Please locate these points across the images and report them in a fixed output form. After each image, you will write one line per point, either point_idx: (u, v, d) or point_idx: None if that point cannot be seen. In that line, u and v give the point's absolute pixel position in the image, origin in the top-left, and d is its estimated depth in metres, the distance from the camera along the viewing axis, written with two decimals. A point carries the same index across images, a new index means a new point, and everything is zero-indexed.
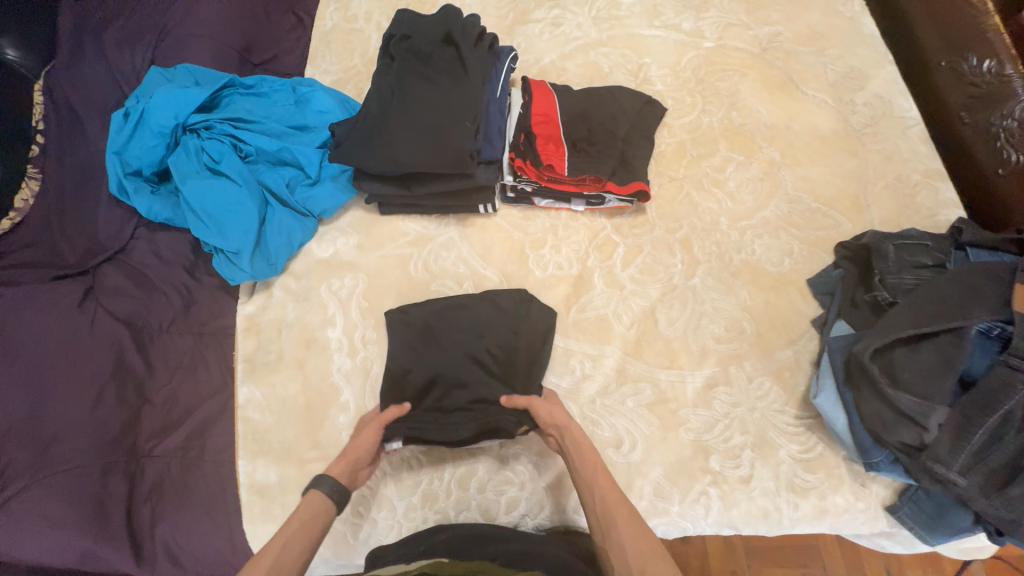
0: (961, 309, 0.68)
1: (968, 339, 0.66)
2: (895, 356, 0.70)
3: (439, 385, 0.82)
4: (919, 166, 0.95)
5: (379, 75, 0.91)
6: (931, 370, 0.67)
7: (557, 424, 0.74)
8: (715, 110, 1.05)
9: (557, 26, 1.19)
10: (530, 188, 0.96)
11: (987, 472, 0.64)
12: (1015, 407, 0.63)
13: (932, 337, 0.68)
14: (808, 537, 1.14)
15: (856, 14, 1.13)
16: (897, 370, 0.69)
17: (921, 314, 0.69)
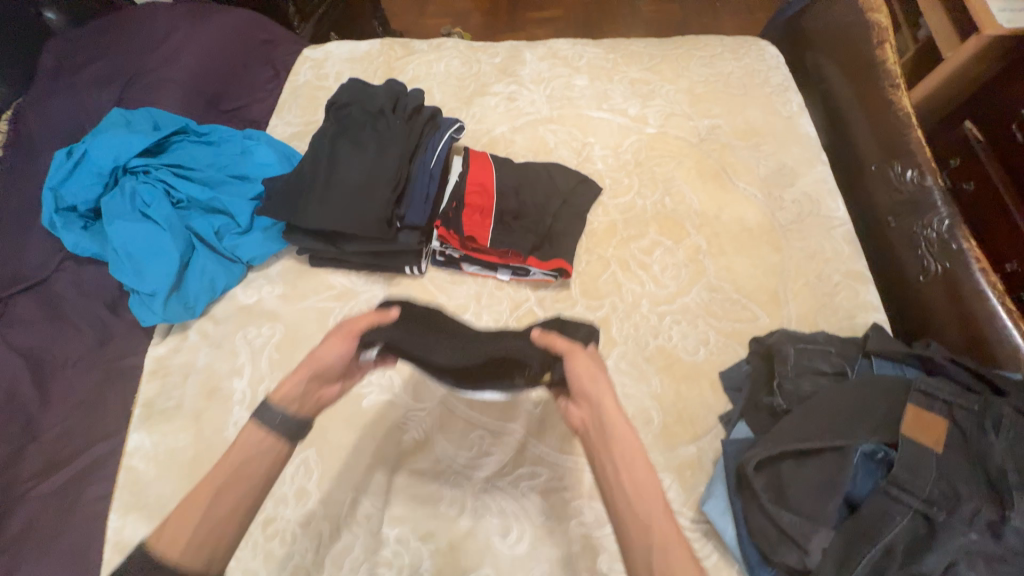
0: (845, 425, 0.66)
1: (853, 459, 0.64)
2: (782, 469, 0.67)
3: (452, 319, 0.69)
4: (840, 267, 0.96)
5: (318, 138, 0.95)
6: (816, 488, 0.64)
7: (590, 392, 0.57)
8: (649, 193, 1.08)
9: (512, 100, 1.26)
10: (457, 254, 0.99)
11: None
12: (896, 539, 0.60)
13: (819, 453, 0.66)
14: None
15: (794, 114, 1.18)
16: (782, 485, 0.66)
17: (808, 427, 0.68)
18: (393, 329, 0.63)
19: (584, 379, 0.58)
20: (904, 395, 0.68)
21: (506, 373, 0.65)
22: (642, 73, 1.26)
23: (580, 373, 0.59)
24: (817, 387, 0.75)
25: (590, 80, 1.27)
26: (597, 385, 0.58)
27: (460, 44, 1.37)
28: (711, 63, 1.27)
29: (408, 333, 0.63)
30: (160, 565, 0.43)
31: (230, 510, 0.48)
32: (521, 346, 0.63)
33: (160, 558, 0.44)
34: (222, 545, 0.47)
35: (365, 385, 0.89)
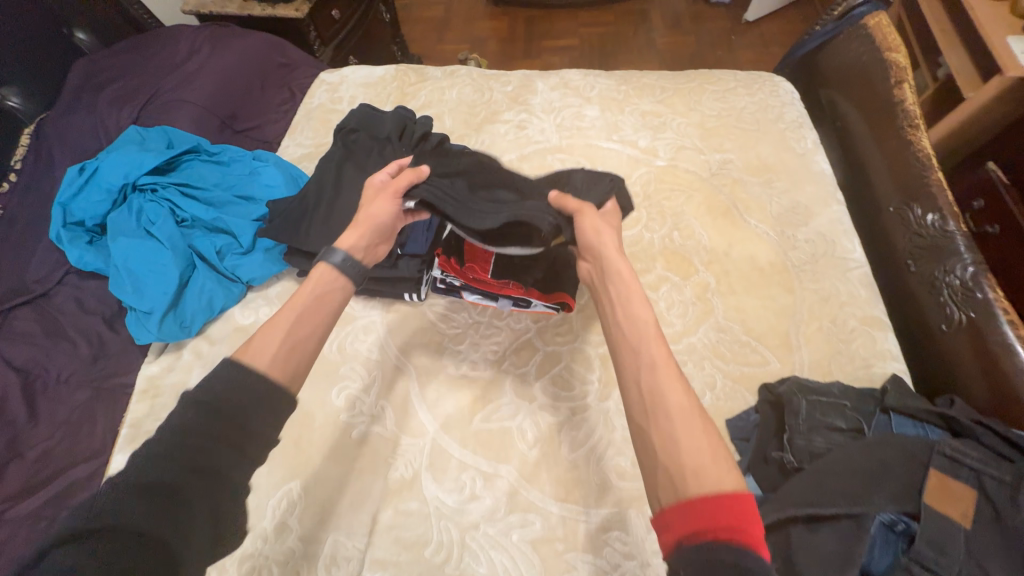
0: (863, 490, 0.61)
1: (867, 531, 0.59)
2: (793, 535, 0.62)
3: (485, 185, 0.84)
4: (857, 311, 0.91)
5: (324, 162, 0.96)
6: (831, 561, 0.58)
7: (593, 251, 0.68)
8: (657, 227, 1.05)
9: (522, 128, 1.26)
10: (458, 282, 0.96)
11: None
12: None
13: (832, 520, 0.61)
14: None
15: (808, 151, 1.15)
16: (793, 553, 0.61)
17: (821, 490, 0.63)
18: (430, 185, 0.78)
19: (586, 239, 0.70)
20: (927, 459, 0.63)
21: (524, 237, 0.81)
22: (653, 105, 1.26)
23: (586, 234, 0.71)
24: (831, 444, 0.70)
25: (601, 110, 1.27)
26: (599, 233, 0.70)
27: (473, 72, 1.39)
28: (724, 97, 1.26)
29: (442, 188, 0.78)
30: (249, 373, 0.50)
31: (310, 332, 0.57)
32: (539, 211, 0.77)
33: (248, 367, 0.51)
34: (299, 366, 0.54)
35: (357, 415, 0.87)
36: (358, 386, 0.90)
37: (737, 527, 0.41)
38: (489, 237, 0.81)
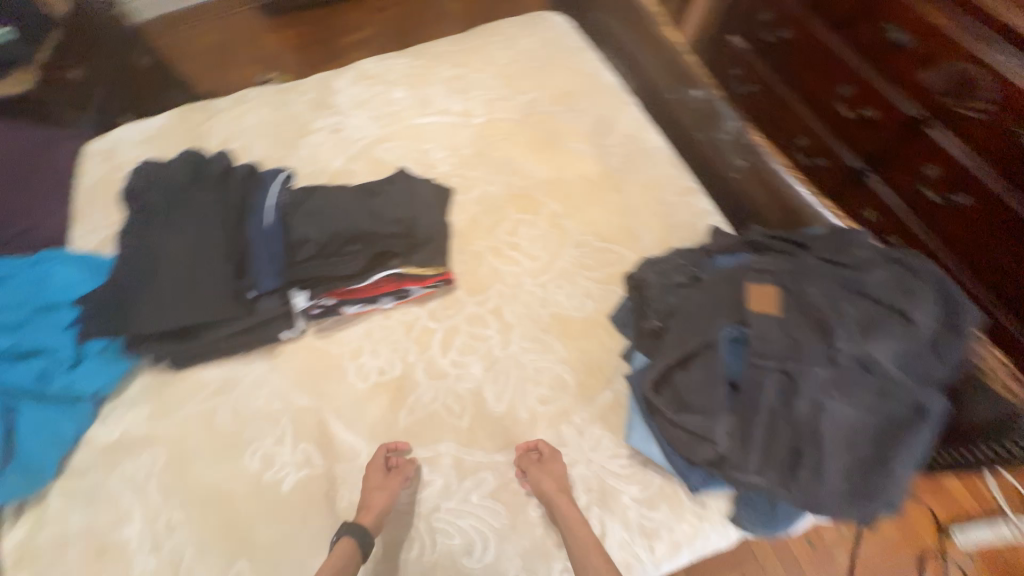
0: (706, 323, 0.74)
1: (720, 350, 0.71)
2: (675, 381, 0.73)
3: (333, 231, 0.92)
4: (673, 187, 1.08)
5: (128, 236, 0.86)
6: (702, 385, 0.71)
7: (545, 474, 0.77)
8: (496, 179, 1.12)
9: (338, 131, 1.23)
10: (332, 300, 0.93)
11: (779, 465, 0.67)
12: (772, 400, 0.67)
13: (697, 355, 0.73)
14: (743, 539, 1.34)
15: (596, 69, 1.30)
16: (679, 394, 0.72)
17: (681, 337, 0.76)
18: (295, 270, 0.90)
19: (546, 482, 0.76)
20: (741, 277, 0.78)
21: (386, 262, 0.95)
22: (453, 70, 1.31)
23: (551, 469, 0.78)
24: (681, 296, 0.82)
25: (408, 89, 1.28)
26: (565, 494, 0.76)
27: (264, 91, 1.31)
28: (512, 44, 1.35)
29: (310, 264, 0.91)
30: None
31: None
32: (390, 243, 0.95)
33: None
34: None
35: (281, 470, 0.83)
36: (272, 443, 0.85)
37: None
38: (361, 277, 0.93)
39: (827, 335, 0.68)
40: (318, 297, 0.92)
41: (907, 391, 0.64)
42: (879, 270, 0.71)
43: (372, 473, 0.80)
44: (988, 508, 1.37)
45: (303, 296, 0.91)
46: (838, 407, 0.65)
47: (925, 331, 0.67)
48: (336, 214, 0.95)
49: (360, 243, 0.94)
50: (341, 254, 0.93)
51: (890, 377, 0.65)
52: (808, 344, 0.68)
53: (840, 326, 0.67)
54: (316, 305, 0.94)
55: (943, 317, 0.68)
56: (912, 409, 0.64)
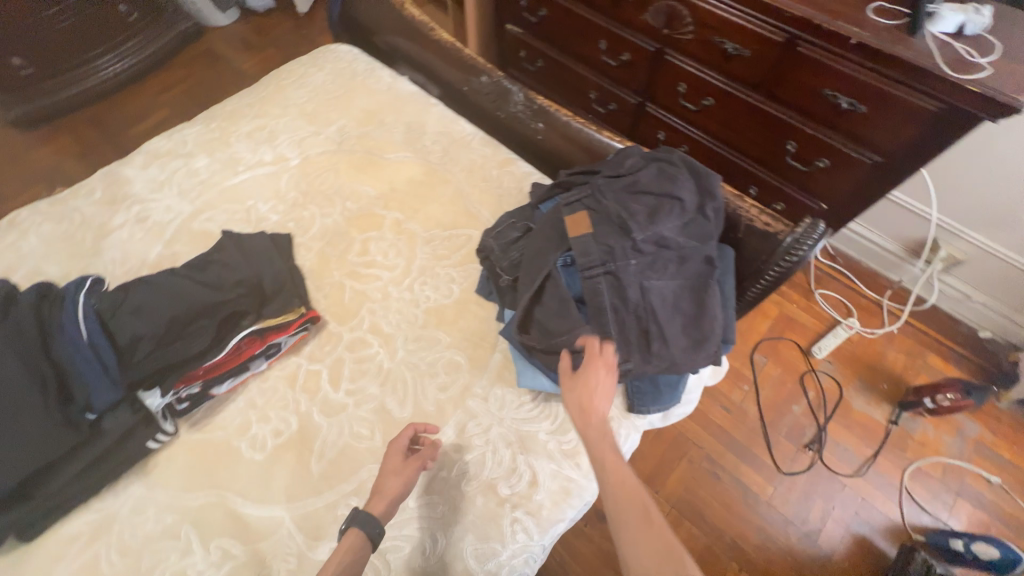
0: (541, 260, 0.86)
1: (557, 277, 0.84)
2: (536, 317, 0.84)
3: (164, 315, 0.86)
4: (493, 163, 1.19)
5: None
6: (555, 310, 0.82)
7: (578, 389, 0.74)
8: (331, 210, 1.13)
9: (144, 219, 1.13)
10: (196, 386, 0.87)
11: (635, 345, 0.79)
12: (608, 299, 0.80)
13: (543, 289, 0.85)
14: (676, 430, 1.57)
15: (391, 83, 1.37)
16: (542, 326, 0.83)
17: (527, 280, 0.86)
18: (136, 371, 0.83)
19: (583, 396, 0.73)
20: (556, 214, 0.91)
21: (240, 324, 0.92)
22: (252, 123, 1.28)
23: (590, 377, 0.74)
24: (520, 248, 0.93)
25: (210, 155, 1.23)
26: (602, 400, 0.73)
27: (37, 206, 1.15)
28: (304, 82, 1.37)
29: (151, 359, 0.84)
30: None
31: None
32: (236, 303, 0.92)
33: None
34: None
35: None
36: (179, 558, 0.77)
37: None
38: (216, 350, 0.89)
39: (628, 234, 0.83)
40: (175, 390, 0.85)
41: (694, 251, 0.82)
42: (646, 171, 0.89)
43: (393, 455, 0.78)
44: (828, 323, 1.74)
45: (156, 394, 0.83)
46: (654, 283, 0.80)
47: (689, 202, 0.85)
48: (162, 299, 0.88)
49: (201, 317, 0.89)
50: (185, 335, 0.87)
51: (680, 246, 0.82)
52: (618, 245, 0.82)
53: (634, 223, 0.82)
54: (178, 399, 0.86)
55: (698, 186, 0.87)
56: (702, 263, 0.82)
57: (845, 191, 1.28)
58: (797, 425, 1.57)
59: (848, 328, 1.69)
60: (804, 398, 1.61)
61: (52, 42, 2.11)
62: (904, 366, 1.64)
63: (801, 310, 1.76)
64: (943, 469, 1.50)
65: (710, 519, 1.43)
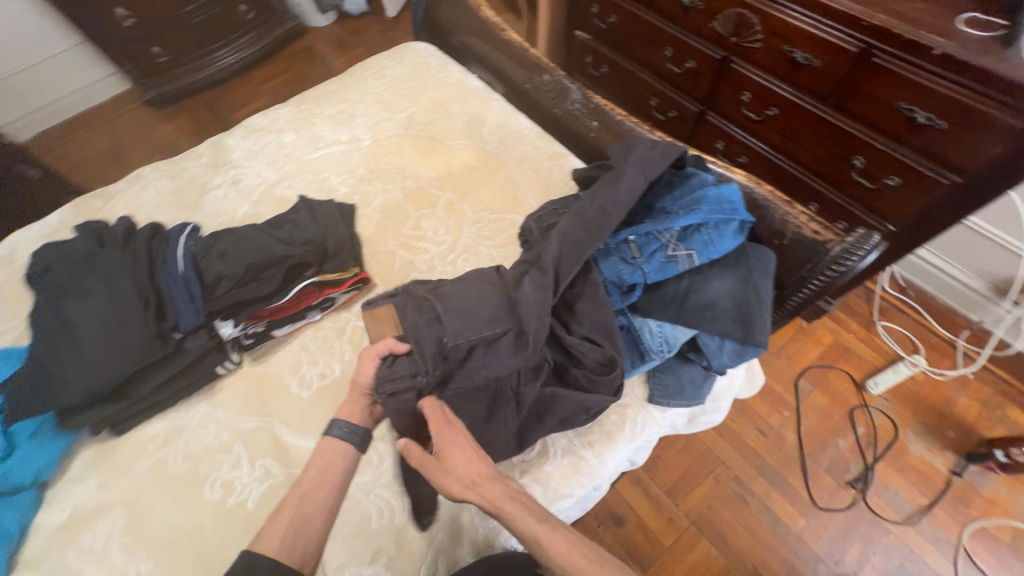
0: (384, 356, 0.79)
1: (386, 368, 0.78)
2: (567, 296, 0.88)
3: (246, 260, 1.00)
4: (545, 156, 1.26)
5: (35, 316, 0.87)
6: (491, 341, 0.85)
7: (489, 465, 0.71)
8: (393, 187, 1.24)
9: (238, 182, 1.31)
10: (261, 325, 0.99)
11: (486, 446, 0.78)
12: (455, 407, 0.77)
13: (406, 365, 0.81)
14: (704, 446, 1.52)
15: (460, 78, 1.48)
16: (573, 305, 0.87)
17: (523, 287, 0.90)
18: (217, 302, 0.96)
19: (463, 467, 0.70)
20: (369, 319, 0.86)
21: (303, 275, 1.04)
22: (335, 107, 1.44)
23: (449, 451, 0.71)
24: None
25: (297, 132, 1.39)
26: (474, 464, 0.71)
27: (158, 166, 1.37)
28: (384, 74, 1.51)
29: (230, 293, 0.97)
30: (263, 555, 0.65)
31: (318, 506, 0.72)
32: (301, 255, 1.04)
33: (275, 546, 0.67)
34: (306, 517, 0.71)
35: (243, 491, 0.86)
36: (230, 469, 0.89)
37: None
38: (282, 295, 1.01)
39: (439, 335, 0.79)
40: (246, 326, 0.98)
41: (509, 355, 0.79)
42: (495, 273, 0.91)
43: None
44: (889, 358, 1.62)
45: (230, 325, 0.97)
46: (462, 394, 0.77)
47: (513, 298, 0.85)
48: (245, 245, 1.02)
49: (271, 266, 1.01)
50: (258, 278, 1.00)
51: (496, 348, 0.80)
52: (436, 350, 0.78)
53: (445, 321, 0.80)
54: (244, 333, 0.99)
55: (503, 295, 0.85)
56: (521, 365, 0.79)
57: (921, 214, 1.19)
58: (840, 460, 1.47)
59: (912, 364, 1.57)
60: (852, 433, 1.50)
61: (182, 35, 2.46)
62: (973, 416, 1.49)
63: (860, 342, 1.65)
64: (1014, 534, 1.33)
65: (730, 542, 1.37)
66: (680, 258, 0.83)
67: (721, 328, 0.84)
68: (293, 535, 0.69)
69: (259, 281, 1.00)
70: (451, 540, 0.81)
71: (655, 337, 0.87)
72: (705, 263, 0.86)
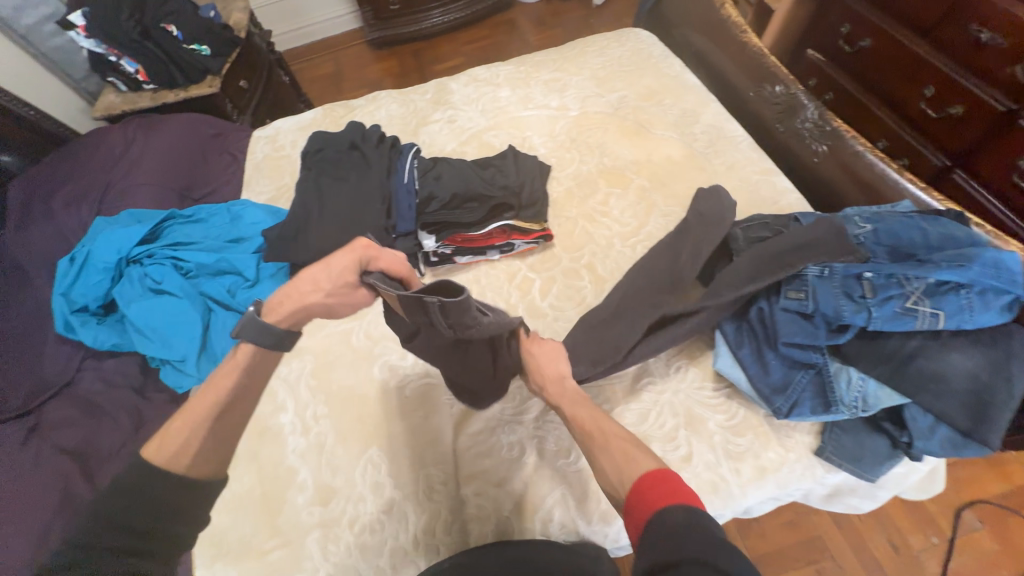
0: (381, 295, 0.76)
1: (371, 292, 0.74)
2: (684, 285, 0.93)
3: (457, 190, 1.10)
4: (755, 168, 1.19)
5: (302, 183, 1.07)
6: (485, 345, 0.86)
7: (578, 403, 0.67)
8: (590, 160, 1.27)
9: (453, 121, 1.45)
10: (450, 249, 1.09)
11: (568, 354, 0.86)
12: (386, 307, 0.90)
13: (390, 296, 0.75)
14: (818, 532, 1.33)
15: (679, 72, 1.45)
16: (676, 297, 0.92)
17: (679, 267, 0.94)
18: (429, 217, 1.08)
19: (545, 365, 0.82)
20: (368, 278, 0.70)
21: (499, 215, 1.11)
22: (551, 74, 1.50)
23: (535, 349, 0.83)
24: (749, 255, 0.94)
25: (512, 89, 1.49)
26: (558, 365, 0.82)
27: (392, 92, 1.57)
28: (604, 53, 1.53)
29: (440, 213, 1.08)
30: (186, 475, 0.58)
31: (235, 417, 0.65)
32: (505, 198, 1.11)
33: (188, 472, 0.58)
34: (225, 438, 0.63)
35: (404, 379, 0.97)
36: (397, 357, 1.00)
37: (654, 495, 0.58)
38: (478, 228, 1.10)
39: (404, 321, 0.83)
40: (441, 245, 1.10)
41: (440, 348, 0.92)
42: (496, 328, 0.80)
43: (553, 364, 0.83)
44: None
45: (432, 239, 1.08)
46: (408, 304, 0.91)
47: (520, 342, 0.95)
48: (459, 177, 1.12)
49: (474, 201, 1.11)
50: (464, 208, 1.10)
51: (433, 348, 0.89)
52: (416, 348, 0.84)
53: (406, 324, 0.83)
54: (437, 250, 1.10)
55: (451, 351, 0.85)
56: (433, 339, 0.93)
57: None
58: None
59: None
60: None
61: None
62: None
63: None
64: None
65: None
66: (921, 314, 0.73)
67: (941, 407, 0.72)
68: (203, 455, 0.60)
69: (464, 212, 1.10)
70: (572, 498, 0.83)
71: (851, 391, 0.78)
72: (948, 330, 0.74)
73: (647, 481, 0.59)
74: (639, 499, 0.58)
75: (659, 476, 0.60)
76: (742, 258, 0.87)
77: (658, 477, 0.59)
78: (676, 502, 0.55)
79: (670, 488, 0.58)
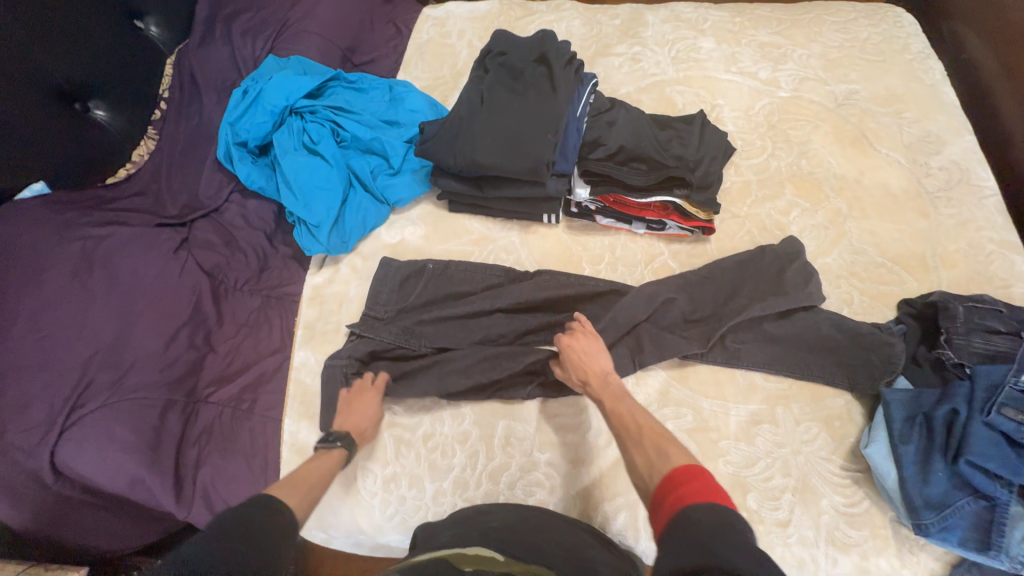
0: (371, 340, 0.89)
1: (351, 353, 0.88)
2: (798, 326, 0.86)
3: (629, 149, 0.96)
4: (994, 236, 0.94)
5: (475, 86, 0.99)
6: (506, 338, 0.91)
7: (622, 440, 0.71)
8: (785, 156, 1.07)
9: (636, 61, 1.26)
10: (595, 206, 1.01)
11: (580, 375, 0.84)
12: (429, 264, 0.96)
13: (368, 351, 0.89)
14: None
15: (938, 82, 1.14)
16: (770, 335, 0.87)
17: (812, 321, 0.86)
18: (589, 165, 0.97)
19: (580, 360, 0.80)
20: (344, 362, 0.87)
21: (668, 188, 0.96)
22: (771, 37, 1.24)
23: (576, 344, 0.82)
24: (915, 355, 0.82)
25: (717, 42, 1.26)
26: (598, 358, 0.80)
27: (578, 6, 1.38)
28: (846, 28, 1.23)
29: (602, 163, 0.96)
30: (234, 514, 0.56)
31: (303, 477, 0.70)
32: (683, 171, 0.95)
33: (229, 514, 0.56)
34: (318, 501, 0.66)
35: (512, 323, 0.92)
36: None
37: (690, 488, 0.54)
38: (639, 196, 0.97)
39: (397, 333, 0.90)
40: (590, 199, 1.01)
41: (508, 318, 0.92)
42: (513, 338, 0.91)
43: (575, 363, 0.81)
44: None
45: (584, 190, 0.98)
46: (459, 277, 0.96)
47: (523, 321, 0.92)
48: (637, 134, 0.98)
49: (642, 163, 0.96)
50: (631, 169, 0.96)
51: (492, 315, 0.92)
52: (423, 264, 0.96)
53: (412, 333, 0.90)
54: (584, 203, 1.01)
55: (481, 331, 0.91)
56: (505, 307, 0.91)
57: None
58: None
59: None
60: None
61: None
62: None
63: None
64: None
65: None
66: None
67: None
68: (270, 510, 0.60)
69: (628, 169, 0.96)
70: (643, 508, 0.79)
71: None
72: None
73: (681, 473, 0.57)
74: (668, 489, 0.56)
75: (695, 470, 0.56)
76: (829, 331, 0.85)
77: (702, 473, 0.56)
78: (710, 499, 0.52)
79: (703, 488, 0.54)
